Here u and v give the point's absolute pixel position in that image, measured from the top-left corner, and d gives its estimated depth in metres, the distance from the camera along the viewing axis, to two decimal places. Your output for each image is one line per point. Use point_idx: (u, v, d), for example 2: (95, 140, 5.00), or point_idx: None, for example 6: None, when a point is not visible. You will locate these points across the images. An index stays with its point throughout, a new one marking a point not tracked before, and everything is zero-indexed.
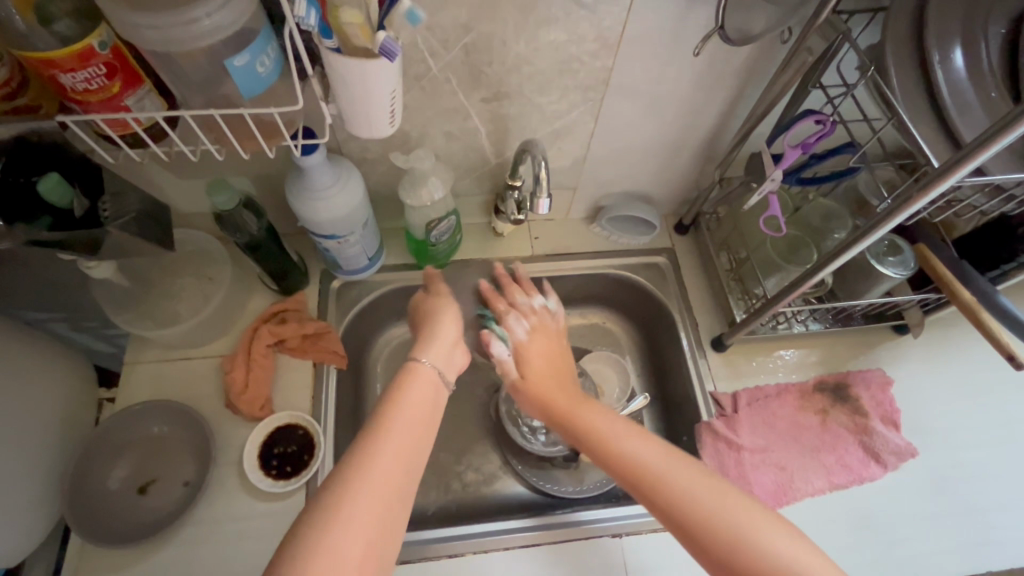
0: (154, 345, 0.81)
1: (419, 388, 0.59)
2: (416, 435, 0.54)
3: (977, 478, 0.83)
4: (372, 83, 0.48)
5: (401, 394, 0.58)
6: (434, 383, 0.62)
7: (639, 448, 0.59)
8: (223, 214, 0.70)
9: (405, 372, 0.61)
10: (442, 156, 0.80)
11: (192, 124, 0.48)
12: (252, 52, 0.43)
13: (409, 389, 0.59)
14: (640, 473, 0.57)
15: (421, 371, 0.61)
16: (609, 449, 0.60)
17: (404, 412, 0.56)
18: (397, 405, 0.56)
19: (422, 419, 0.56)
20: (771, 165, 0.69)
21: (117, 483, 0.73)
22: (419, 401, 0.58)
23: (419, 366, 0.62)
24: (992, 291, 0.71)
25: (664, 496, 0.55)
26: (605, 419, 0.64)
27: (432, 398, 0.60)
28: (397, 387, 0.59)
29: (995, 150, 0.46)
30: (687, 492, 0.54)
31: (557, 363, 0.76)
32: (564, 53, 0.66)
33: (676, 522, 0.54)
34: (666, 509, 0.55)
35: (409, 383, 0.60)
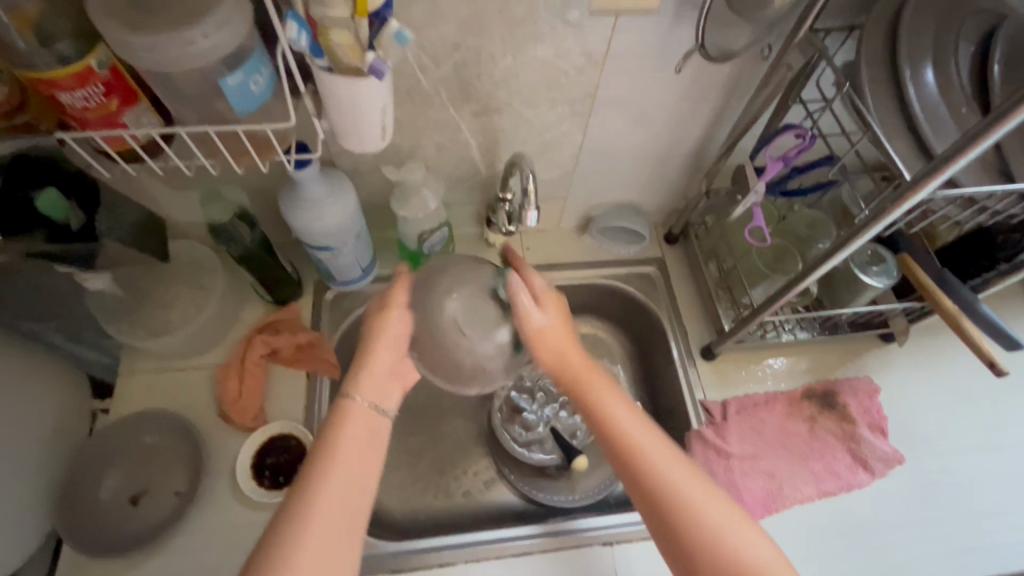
0: (147, 356, 0.82)
1: (354, 437, 0.56)
2: (354, 486, 0.54)
3: (964, 485, 0.84)
4: (362, 100, 0.50)
5: (337, 444, 0.55)
6: (370, 420, 0.58)
7: (642, 435, 0.58)
8: (218, 226, 0.73)
9: (337, 415, 0.57)
10: (434, 168, 0.82)
11: (188, 141, 0.49)
12: (245, 71, 0.45)
13: (342, 437, 0.56)
14: (640, 463, 0.57)
15: (355, 411, 0.58)
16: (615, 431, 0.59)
17: (338, 463, 0.54)
18: (332, 456, 0.54)
19: (363, 459, 0.56)
20: (754, 178, 0.71)
21: (109, 494, 0.73)
22: (355, 447, 0.56)
23: (353, 407, 0.58)
24: (973, 300, 0.72)
25: (657, 486, 0.56)
26: (614, 398, 0.60)
27: (367, 435, 0.57)
28: (330, 433, 0.56)
29: (963, 164, 0.48)
30: (679, 488, 0.55)
31: (567, 331, 0.62)
32: (552, 68, 0.68)
33: (661, 512, 0.55)
34: (656, 500, 0.56)
35: (344, 427, 0.56)
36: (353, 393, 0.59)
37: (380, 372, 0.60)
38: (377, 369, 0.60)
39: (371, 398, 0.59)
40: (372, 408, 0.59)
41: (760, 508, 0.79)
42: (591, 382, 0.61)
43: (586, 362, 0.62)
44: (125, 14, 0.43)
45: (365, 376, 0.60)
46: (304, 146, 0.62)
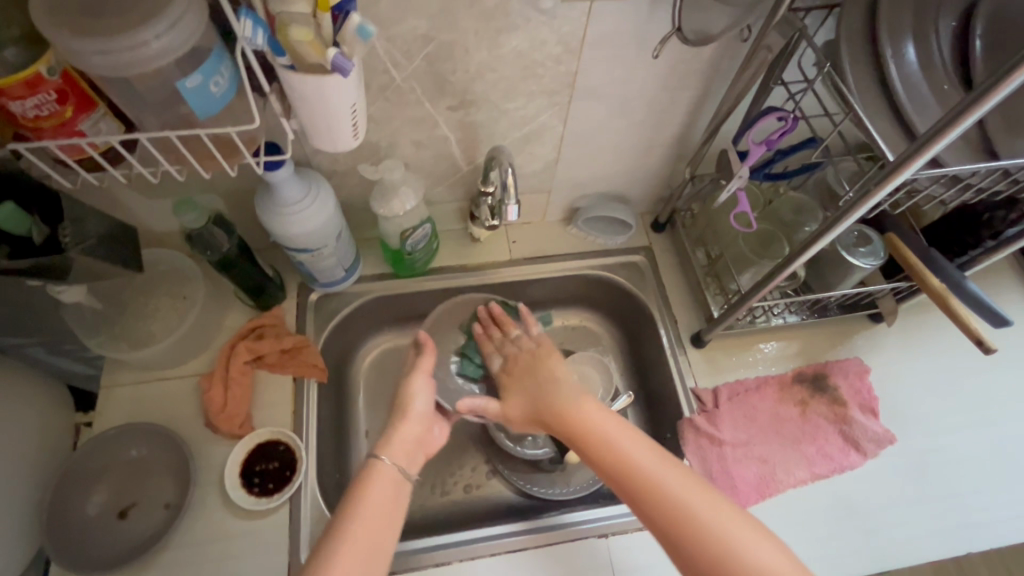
0: (130, 367, 0.80)
1: (382, 493, 0.58)
2: (383, 528, 0.55)
3: (956, 461, 0.84)
4: (330, 98, 0.48)
5: (365, 496, 0.57)
6: (395, 477, 0.60)
7: (626, 441, 0.61)
8: (193, 233, 0.71)
9: (364, 473, 0.60)
10: (413, 165, 0.80)
11: (151, 148, 0.47)
12: (204, 72, 0.43)
13: (369, 493, 0.57)
14: (629, 474, 0.59)
15: (381, 470, 0.60)
16: (604, 446, 0.61)
17: (365, 514, 0.55)
18: (359, 506, 0.56)
19: (388, 513, 0.57)
20: (738, 163, 0.70)
21: (96, 509, 0.71)
22: (381, 502, 0.57)
23: (380, 466, 0.60)
24: (961, 279, 0.72)
25: (655, 500, 0.56)
26: (602, 418, 0.64)
27: (393, 498, 0.58)
28: (357, 490, 0.58)
29: (948, 141, 0.46)
30: (665, 486, 0.57)
31: (538, 383, 0.72)
32: (528, 59, 0.66)
33: (658, 520, 0.56)
34: (650, 506, 0.57)
35: (371, 484, 0.58)
36: (381, 454, 0.61)
37: (403, 439, 0.65)
38: (411, 426, 0.66)
39: (397, 459, 0.62)
40: (397, 469, 0.61)
41: (754, 494, 0.80)
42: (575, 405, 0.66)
43: (564, 396, 0.68)
44: (71, 16, 0.41)
45: (392, 440, 0.64)
46: (274, 147, 0.60)
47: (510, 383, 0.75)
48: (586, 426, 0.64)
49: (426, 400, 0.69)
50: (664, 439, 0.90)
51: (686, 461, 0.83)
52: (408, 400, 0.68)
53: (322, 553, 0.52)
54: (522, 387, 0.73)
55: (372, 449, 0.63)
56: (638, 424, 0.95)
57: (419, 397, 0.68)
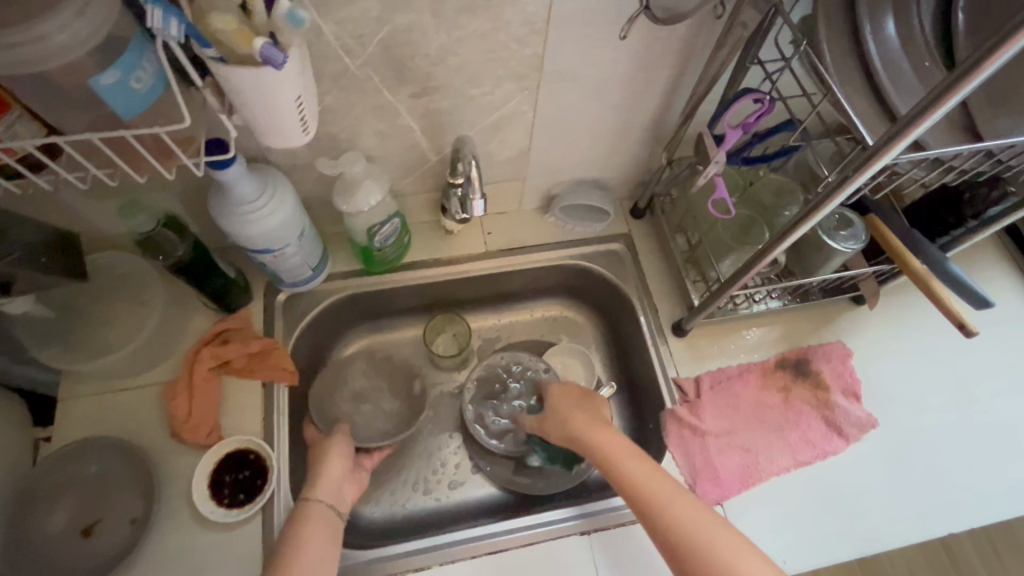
0: (88, 378, 0.76)
1: (318, 529, 0.66)
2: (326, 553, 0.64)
3: (939, 443, 0.84)
4: (269, 91, 0.45)
5: (304, 531, 0.65)
6: (328, 517, 0.68)
7: (647, 474, 0.64)
8: (141, 237, 0.66)
9: (301, 509, 0.68)
10: (378, 157, 0.77)
11: (73, 152, 0.44)
12: (123, 68, 0.40)
13: (308, 530, 0.65)
14: (648, 500, 0.61)
15: (313, 508, 0.68)
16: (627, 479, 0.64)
17: (307, 546, 0.63)
18: (302, 545, 0.63)
19: (326, 547, 0.65)
20: (714, 148, 0.67)
21: (61, 525, 0.69)
22: (319, 537, 0.65)
23: (312, 504, 0.68)
24: (942, 261, 0.70)
25: (652, 515, 0.60)
26: (619, 443, 0.69)
27: (330, 532, 0.67)
28: (295, 530, 0.65)
29: (929, 124, 0.44)
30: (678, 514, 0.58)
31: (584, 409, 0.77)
32: (491, 42, 0.62)
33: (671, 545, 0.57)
34: (652, 520, 0.59)
35: (306, 524, 0.66)
36: (312, 495, 0.70)
37: (329, 481, 0.72)
38: (333, 473, 0.73)
39: (325, 498, 0.70)
40: (326, 508, 0.69)
41: (737, 484, 0.79)
42: (599, 434, 0.71)
43: (594, 422, 0.74)
44: None
45: (317, 483, 0.71)
46: (220, 144, 0.57)
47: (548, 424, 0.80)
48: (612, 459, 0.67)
49: (339, 459, 0.76)
50: (647, 429, 0.89)
51: (669, 453, 0.82)
52: (325, 451, 0.76)
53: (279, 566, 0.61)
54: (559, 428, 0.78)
55: (303, 491, 0.70)
56: (620, 414, 0.93)
57: (332, 459, 0.75)
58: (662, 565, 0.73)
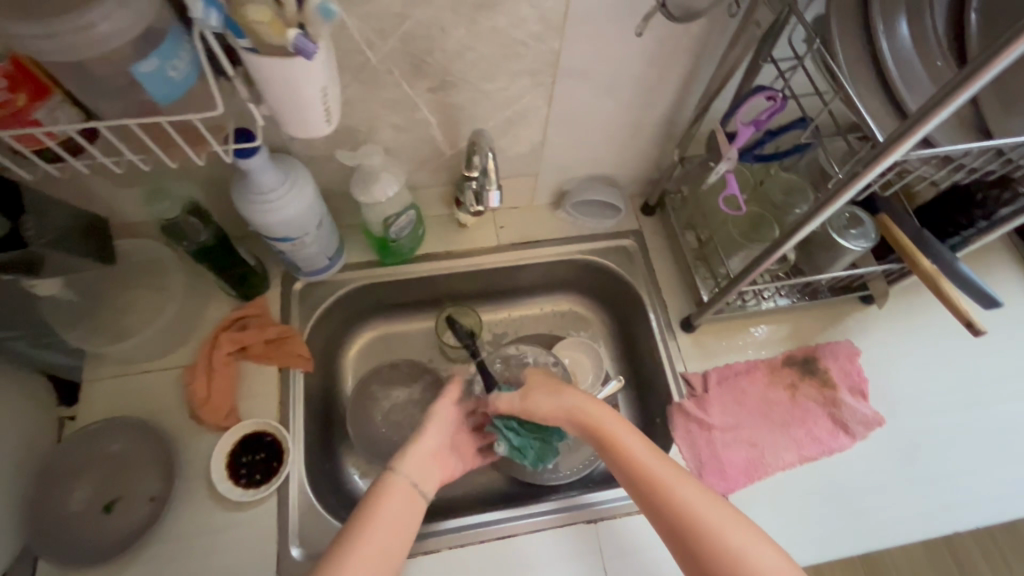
0: (110, 360, 0.79)
1: (394, 506, 0.63)
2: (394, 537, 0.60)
3: (946, 443, 0.84)
4: (297, 82, 0.47)
5: (375, 508, 0.62)
6: (408, 495, 0.65)
7: (658, 466, 0.62)
8: (169, 221, 0.71)
9: (382, 482, 0.65)
10: (394, 150, 0.78)
11: (110, 136, 0.46)
12: (161, 56, 0.42)
13: (382, 505, 0.62)
14: (656, 484, 0.61)
15: (395, 483, 0.65)
16: (640, 473, 0.62)
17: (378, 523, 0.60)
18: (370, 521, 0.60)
19: (401, 528, 0.61)
20: (726, 144, 0.68)
21: (80, 504, 0.71)
22: (391, 516, 0.61)
23: (396, 479, 0.65)
24: (952, 260, 0.71)
25: (665, 497, 0.60)
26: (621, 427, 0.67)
27: (405, 513, 0.63)
28: (370, 503, 0.62)
29: (938, 121, 0.45)
30: (703, 517, 0.58)
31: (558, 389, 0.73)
32: (508, 37, 0.64)
33: (692, 547, 0.57)
34: (665, 509, 0.59)
35: (384, 496, 0.63)
36: (397, 469, 0.67)
37: (421, 454, 0.70)
38: (422, 451, 0.71)
39: (410, 473, 0.67)
40: (411, 484, 0.66)
41: (742, 478, 0.80)
42: (603, 419, 0.68)
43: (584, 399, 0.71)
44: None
45: (408, 456, 0.69)
46: (247, 133, 0.59)
47: (535, 398, 0.74)
48: (618, 450, 0.65)
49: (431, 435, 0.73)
50: (653, 423, 0.90)
51: (676, 446, 0.83)
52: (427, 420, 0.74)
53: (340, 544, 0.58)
54: (553, 404, 0.72)
55: (391, 463, 0.68)
56: (627, 408, 0.95)
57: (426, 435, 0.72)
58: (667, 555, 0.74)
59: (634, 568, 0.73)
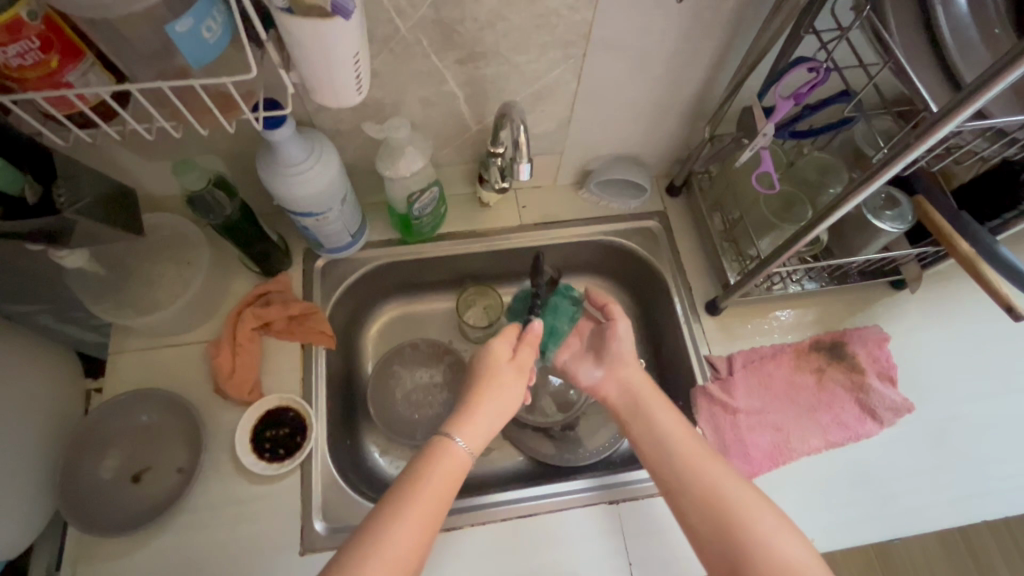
0: (136, 334, 0.79)
1: (448, 476, 0.58)
2: (442, 504, 0.56)
3: (976, 432, 0.82)
4: (332, 45, 0.45)
5: (426, 474, 0.57)
6: (462, 466, 0.60)
7: (696, 451, 0.65)
8: (194, 196, 0.68)
9: (436, 446, 0.60)
10: (420, 125, 0.77)
11: (142, 99, 0.45)
12: (195, 16, 0.40)
13: (438, 473, 0.58)
14: (690, 466, 0.64)
15: (451, 449, 0.60)
16: (679, 454, 0.65)
17: (427, 489, 0.56)
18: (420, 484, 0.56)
19: (445, 497, 0.57)
20: (763, 119, 0.66)
21: (109, 474, 0.72)
22: (443, 485, 0.57)
23: (454, 446, 0.60)
24: (991, 243, 0.68)
25: (695, 478, 0.63)
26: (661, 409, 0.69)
27: (454, 483, 0.58)
28: (423, 463, 0.58)
29: (999, 90, 0.43)
30: (738, 506, 0.60)
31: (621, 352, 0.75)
32: (541, 6, 0.62)
33: (718, 529, 0.59)
34: (696, 489, 0.62)
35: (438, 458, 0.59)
36: (456, 433, 0.61)
37: (488, 424, 0.63)
38: (482, 416, 0.63)
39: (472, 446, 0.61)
40: (469, 455, 0.61)
41: (767, 462, 0.79)
42: (649, 400, 0.70)
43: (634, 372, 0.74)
44: None
45: (475, 422, 0.63)
46: (274, 103, 0.58)
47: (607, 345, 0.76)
48: (659, 429, 0.68)
49: (492, 398, 0.65)
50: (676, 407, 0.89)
51: (699, 429, 0.82)
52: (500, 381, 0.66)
53: (386, 507, 0.55)
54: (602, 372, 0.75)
55: (446, 425, 0.62)
56: None
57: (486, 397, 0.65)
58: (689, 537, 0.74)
59: (656, 549, 0.73)
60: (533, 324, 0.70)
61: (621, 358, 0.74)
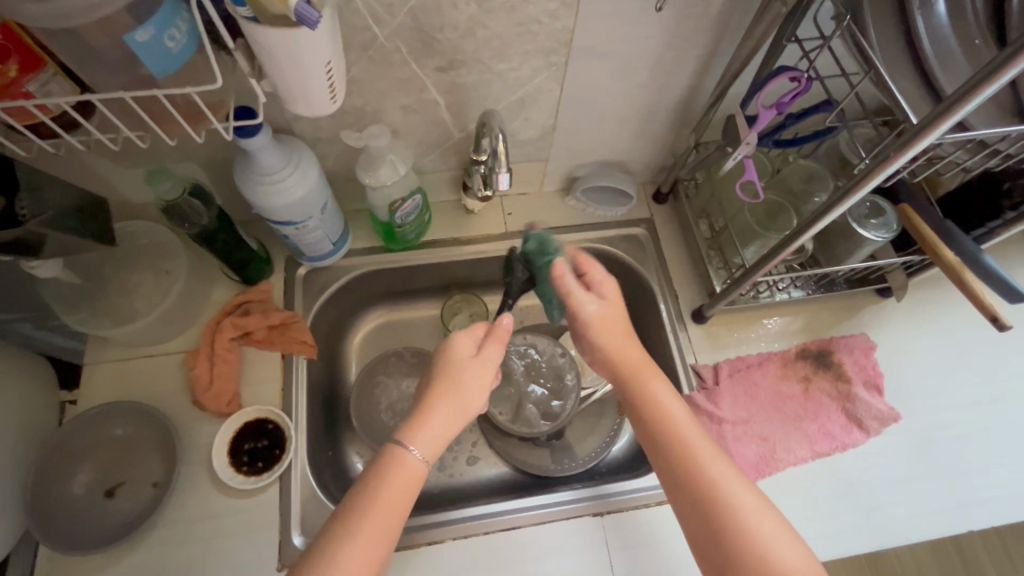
0: (113, 344, 0.78)
1: (397, 490, 0.55)
2: (394, 517, 0.55)
3: (962, 441, 0.82)
4: (301, 56, 0.44)
5: (382, 485, 0.55)
6: (416, 473, 0.57)
7: (698, 442, 0.60)
8: (168, 205, 0.67)
9: (387, 458, 0.57)
10: (402, 132, 0.76)
11: (105, 110, 0.44)
12: (157, 25, 0.40)
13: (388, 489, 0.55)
14: (688, 460, 0.59)
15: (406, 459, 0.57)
16: (678, 444, 0.60)
17: (384, 504, 0.54)
18: (377, 498, 0.55)
19: (400, 508, 0.56)
20: (746, 128, 0.66)
21: (82, 488, 0.70)
22: (397, 502, 0.55)
23: (406, 457, 0.57)
24: (977, 252, 0.68)
25: (695, 473, 0.58)
26: (664, 391, 0.63)
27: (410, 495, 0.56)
28: (382, 473, 0.56)
29: (978, 103, 0.42)
30: (742, 512, 0.56)
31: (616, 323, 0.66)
32: (521, 14, 0.61)
33: (716, 534, 0.56)
34: (695, 487, 0.57)
35: (394, 471, 0.56)
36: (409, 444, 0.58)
37: (439, 429, 0.60)
38: (436, 421, 0.60)
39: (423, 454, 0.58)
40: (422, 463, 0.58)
41: (753, 473, 0.78)
42: (647, 377, 0.63)
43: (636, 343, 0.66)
44: None
45: (426, 429, 0.59)
46: (248, 111, 0.57)
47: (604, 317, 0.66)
48: (660, 417, 0.61)
49: (449, 399, 0.61)
50: None
51: None
52: (458, 383, 0.62)
53: (335, 527, 0.54)
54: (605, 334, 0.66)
55: (402, 433, 0.59)
56: None
57: (440, 399, 0.60)
58: (674, 550, 0.73)
59: (640, 563, 0.72)
60: (501, 320, 0.65)
61: (614, 329, 0.66)
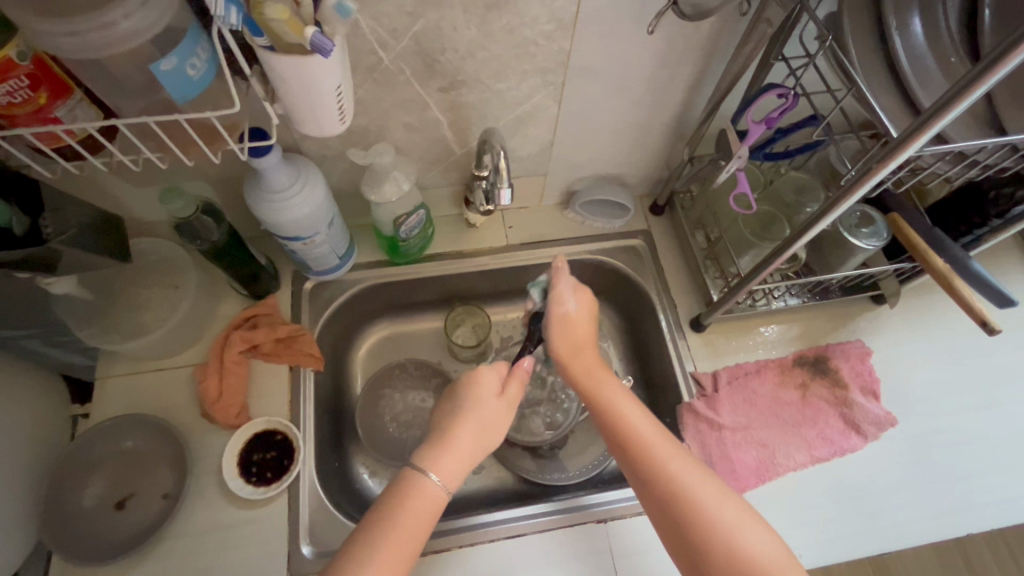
0: (123, 358, 0.80)
1: (416, 514, 0.57)
2: (412, 541, 0.55)
3: (958, 444, 0.83)
4: (314, 80, 0.47)
5: (398, 511, 0.56)
6: (435, 501, 0.59)
7: (658, 443, 0.62)
8: (181, 222, 0.69)
9: (404, 484, 0.59)
10: (405, 149, 0.79)
11: (129, 133, 0.46)
12: (180, 55, 0.42)
13: (400, 512, 0.56)
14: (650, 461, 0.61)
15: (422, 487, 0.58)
16: (640, 446, 0.62)
17: (399, 529, 0.55)
18: (394, 521, 0.56)
19: (418, 533, 0.56)
20: (737, 143, 0.68)
21: (93, 501, 0.71)
22: (413, 531, 0.56)
23: (426, 483, 0.59)
24: (965, 258, 0.69)
25: (658, 474, 0.60)
26: (624, 398, 0.65)
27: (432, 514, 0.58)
28: (398, 498, 0.58)
29: (951, 118, 0.44)
30: (706, 506, 0.57)
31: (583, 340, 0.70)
32: (519, 36, 0.64)
33: (684, 532, 0.57)
34: (660, 488, 0.60)
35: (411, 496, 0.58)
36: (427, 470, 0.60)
37: (457, 457, 0.61)
38: (456, 451, 0.62)
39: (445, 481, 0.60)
40: (441, 491, 0.59)
41: (753, 479, 0.79)
42: (604, 385, 0.66)
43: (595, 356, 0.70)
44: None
45: (445, 456, 0.61)
46: (261, 133, 0.60)
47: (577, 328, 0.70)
48: (624, 421, 0.64)
49: (471, 432, 0.63)
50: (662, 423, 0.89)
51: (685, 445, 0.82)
52: (481, 419, 0.64)
53: (355, 551, 0.54)
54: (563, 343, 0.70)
55: (417, 460, 0.61)
56: None
57: (464, 428, 0.63)
58: None
59: (643, 568, 0.73)
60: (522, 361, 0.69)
61: (582, 342, 0.70)
